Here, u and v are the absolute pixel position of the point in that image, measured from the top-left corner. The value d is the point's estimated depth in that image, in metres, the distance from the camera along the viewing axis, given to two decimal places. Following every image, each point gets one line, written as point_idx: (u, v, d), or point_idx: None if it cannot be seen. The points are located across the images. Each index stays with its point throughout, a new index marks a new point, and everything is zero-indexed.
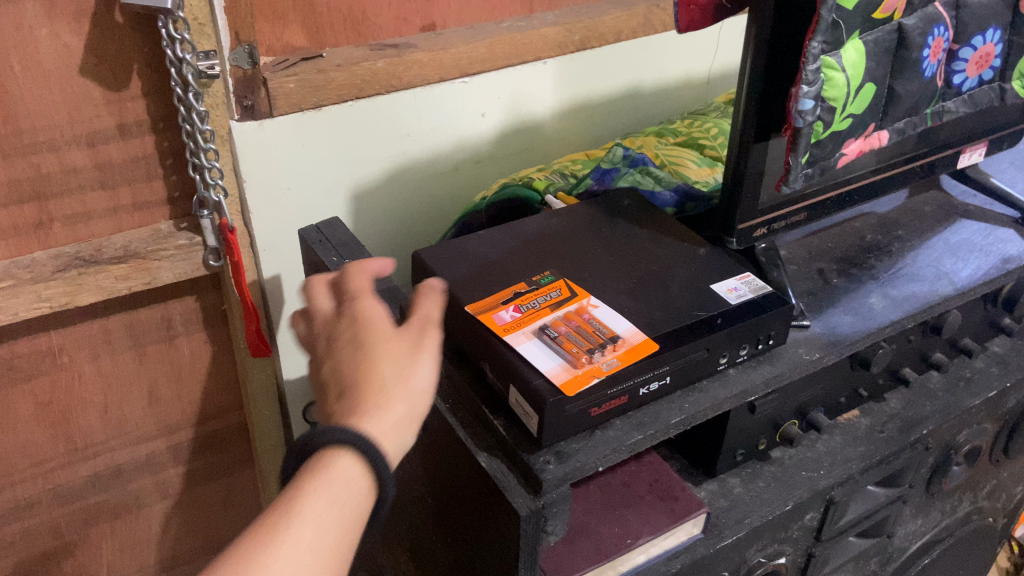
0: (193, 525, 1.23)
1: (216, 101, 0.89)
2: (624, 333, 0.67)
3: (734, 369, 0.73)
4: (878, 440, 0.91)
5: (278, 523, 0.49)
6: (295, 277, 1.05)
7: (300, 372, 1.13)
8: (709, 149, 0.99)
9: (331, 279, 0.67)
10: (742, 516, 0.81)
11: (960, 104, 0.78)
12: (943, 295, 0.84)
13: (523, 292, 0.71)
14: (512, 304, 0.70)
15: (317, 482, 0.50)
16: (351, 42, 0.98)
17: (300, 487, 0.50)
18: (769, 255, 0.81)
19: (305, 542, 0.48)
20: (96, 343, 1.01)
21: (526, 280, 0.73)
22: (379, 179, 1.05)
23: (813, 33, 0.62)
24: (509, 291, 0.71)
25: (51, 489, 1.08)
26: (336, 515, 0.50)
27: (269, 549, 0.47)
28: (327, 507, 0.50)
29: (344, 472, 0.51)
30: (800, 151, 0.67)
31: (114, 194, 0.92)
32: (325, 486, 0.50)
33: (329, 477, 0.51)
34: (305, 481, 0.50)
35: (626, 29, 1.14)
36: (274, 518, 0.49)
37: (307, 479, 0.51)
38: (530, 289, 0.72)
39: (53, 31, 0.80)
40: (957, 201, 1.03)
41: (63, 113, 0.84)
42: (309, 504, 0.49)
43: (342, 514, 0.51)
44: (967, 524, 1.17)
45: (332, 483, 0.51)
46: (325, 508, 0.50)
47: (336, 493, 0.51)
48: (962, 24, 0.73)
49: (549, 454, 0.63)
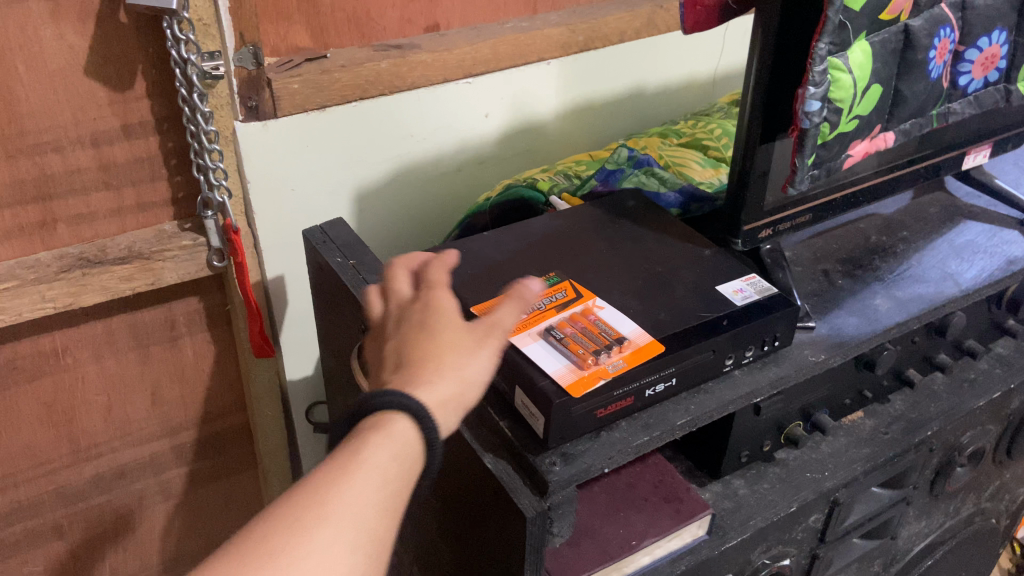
0: (195, 525, 1.23)
1: (221, 102, 0.89)
2: (631, 335, 0.67)
3: (740, 371, 0.73)
4: (882, 442, 0.91)
5: (332, 476, 0.46)
6: (299, 278, 1.05)
7: (304, 372, 1.13)
8: (713, 150, 0.99)
9: (417, 266, 0.65)
10: (746, 518, 0.81)
11: (965, 106, 0.78)
12: (949, 296, 0.84)
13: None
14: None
15: (372, 439, 0.48)
16: (355, 42, 0.98)
17: (355, 441, 0.48)
18: (774, 256, 0.81)
19: (359, 497, 0.46)
20: (100, 344, 1.01)
21: None
22: (383, 180, 1.05)
23: (820, 35, 0.62)
24: None
25: (54, 490, 1.08)
26: (390, 475, 0.48)
27: (322, 499, 0.45)
28: (383, 463, 0.47)
29: (400, 434, 0.49)
30: (806, 152, 0.67)
31: (118, 195, 0.92)
32: (381, 444, 0.48)
33: (386, 434, 0.49)
34: (361, 437, 0.48)
35: (630, 30, 1.14)
36: (329, 469, 0.47)
37: (363, 435, 0.48)
38: None
39: (58, 32, 0.80)
40: (961, 202, 1.03)
41: (67, 114, 0.84)
42: (362, 462, 0.47)
43: (396, 474, 0.48)
44: (970, 525, 1.17)
45: (387, 441, 0.48)
46: (381, 464, 0.47)
47: (391, 452, 0.48)
48: (968, 25, 0.73)
49: (555, 455, 0.63)
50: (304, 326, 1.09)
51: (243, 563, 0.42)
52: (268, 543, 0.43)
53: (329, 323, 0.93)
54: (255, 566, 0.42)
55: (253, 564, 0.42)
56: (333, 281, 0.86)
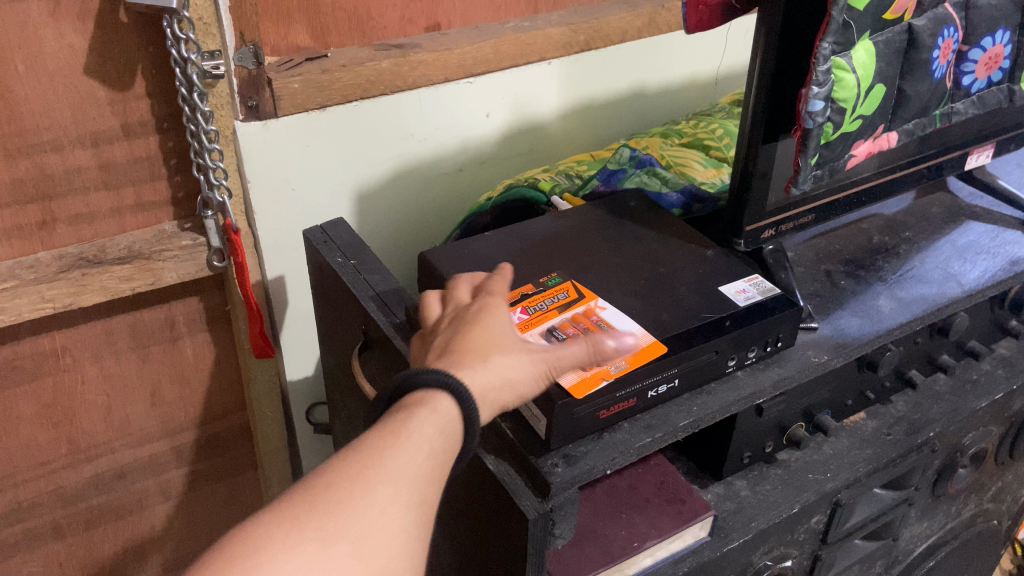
0: (195, 526, 1.22)
1: (221, 101, 0.88)
2: (633, 334, 0.67)
3: (742, 372, 0.73)
4: (884, 443, 0.90)
5: (382, 441, 0.50)
6: (300, 278, 1.05)
7: (304, 372, 1.13)
8: (714, 150, 0.99)
9: (481, 279, 0.68)
10: (748, 519, 0.80)
11: (969, 106, 0.78)
12: (951, 297, 0.84)
13: (530, 295, 0.71)
14: (520, 306, 0.69)
15: (418, 411, 0.51)
16: (356, 42, 0.98)
17: (402, 412, 0.52)
18: (776, 257, 0.81)
19: (407, 463, 0.49)
20: (99, 344, 1.01)
21: (533, 281, 0.73)
22: (383, 180, 1.05)
23: (823, 34, 0.62)
24: (517, 293, 0.71)
25: (53, 491, 1.08)
26: (435, 444, 0.51)
27: (374, 461, 0.49)
28: (429, 433, 0.51)
29: (444, 409, 0.52)
30: (809, 152, 0.67)
31: (118, 195, 0.92)
32: (426, 416, 0.51)
33: (432, 409, 0.52)
34: (407, 410, 0.52)
35: (631, 30, 1.14)
36: (378, 436, 0.50)
37: (410, 407, 0.52)
38: (537, 291, 0.71)
39: (57, 31, 0.79)
40: (963, 203, 1.03)
41: (67, 113, 0.84)
42: (409, 430, 0.50)
43: (440, 444, 0.51)
44: (972, 526, 1.17)
45: (431, 414, 0.52)
46: (427, 434, 0.51)
47: (435, 424, 0.51)
48: (972, 25, 0.73)
49: (557, 457, 0.63)
50: (304, 326, 1.09)
51: (302, 514, 0.45)
52: (325, 496, 0.46)
53: (329, 324, 0.93)
54: (324, 513, 0.45)
55: (312, 515, 0.45)
56: (334, 281, 0.85)
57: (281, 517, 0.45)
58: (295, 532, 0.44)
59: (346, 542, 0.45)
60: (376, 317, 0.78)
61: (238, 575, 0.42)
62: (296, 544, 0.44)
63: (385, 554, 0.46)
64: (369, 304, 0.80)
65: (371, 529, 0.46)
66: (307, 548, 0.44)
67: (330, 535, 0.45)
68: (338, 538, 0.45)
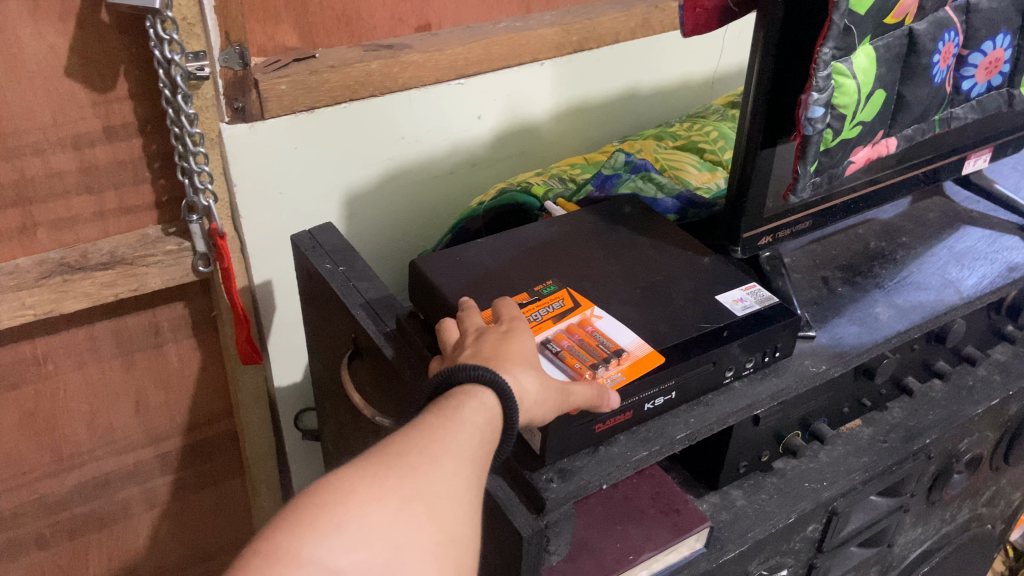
0: (182, 533, 1.20)
1: (205, 104, 0.86)
2: (629, 347, 0.65)
3: (741, 382, 0.72)
4: (880, 451, 0.89)
5: (439, 423, 0.49)
6: (287, 283, 1.03)
7: (293, 378, 1.11)
8: (709, 154, 0.98)
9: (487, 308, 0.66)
10: (744, 530, 0.79)
11: (968, 111, 0.77)
12: (949, 304, 0.83)
13: (524, 304, 0.69)
14: None
15: (468, 402, 0.51)
16: (345, 42, 0.96)
17: (452, 401, 0.51)
18: (773, 263, 0.80)
19: (467, 443, 0.49)
20: (83, 351, 0.99)
21: (528, 291, 0.71)
22: (373, 184, 1.03)
23: (824, 39, 0.60)
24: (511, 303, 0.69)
25: (36, 500, 1.06)
26: (485, 434, 0.51)
27: (437, 438, 0.48)
28: (480, 422, 0.50)
29: (490, 403, 0.52)
30: (808, 160, 0.66)
31: (100, 199, 0.89)
32: (475, 408, 0.51)
33: (480, 401, 0.51)
34: (457, 399, 0.51)
35: (625, 31, 1.12)
36: (434, 419, 0.50)
37: (459, 397, 0.51)
38: (531, 300, 0.70)
39: (37, 31, 0.77)
40: (960, 207, 1.02)
41: (48, 115, 0.82)
42: (462, 418, 0.50)
43: (489, 434, 0.51)
44: (966, 531, 1.16)
45: (480, 407, 0.51)
46: (479, 423, 0.50)
47: (485, 415, 0.51)
48: (972, 29, 0.72)
49: (552, 472, 0.62)
50: (293, 332, 1.07)
51: (381, 473, 0.45)
52: (399, 461, 0.46)
53: (319, 331, 0.91)
54: (397, 477, 0.45)
55: (388, 475, 0.45)
56: (322, 288, 0.83)
57: (360, 474, 0.45)
58: (377, 488, 0.44)
59: (422, 504, 0.45)
60: (364, 325, 0.77)
61: (327, 521, 0.42)
62: (377, 499, 0.44)
63: (454, 519, 0.46)
64: (358, 313, 0.78)
65: (442, 495, 0.46)
66: (387, 504, 0.44)
67: (407, 495, 0.45)
68: (413, 498, 0.45)
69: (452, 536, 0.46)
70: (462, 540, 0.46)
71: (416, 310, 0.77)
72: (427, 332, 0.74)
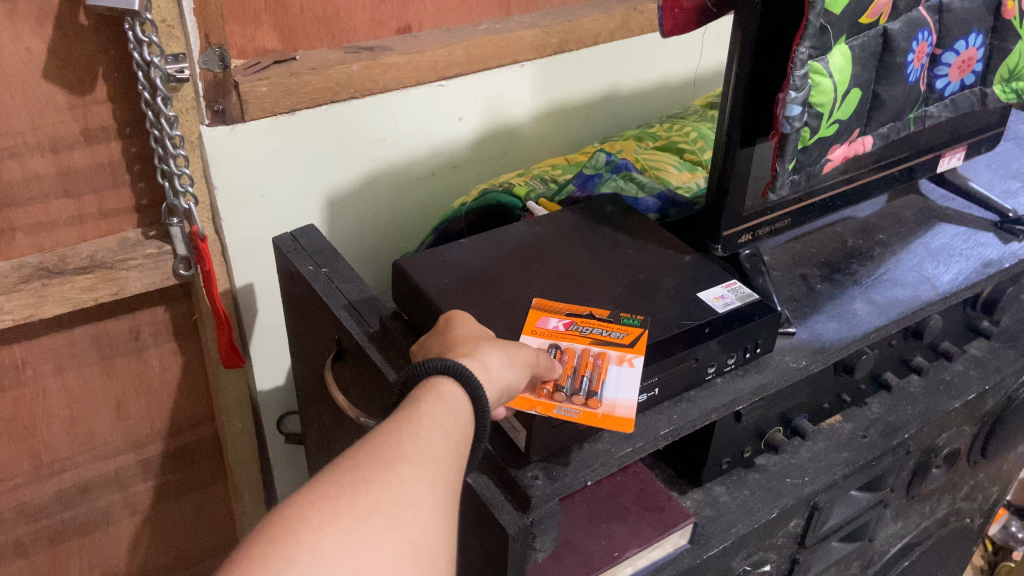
0: (164, 539, 1.19)
1: (185, 105, 0.86)
2: (608, 399, 0.61)
3: (722, 379, 0.73)
4: (860, 446, 0.90)
5: (397, 427, 0.49)
6: (269, 286, 1.02)
7: (276, 381, 1.11)
8: (688, 153, 0.99)
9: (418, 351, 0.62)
10: (727, 526, 0.80)
11: (942, 109, 0.78)
12: (926, 300, 0.84)
13: (596, 318, 0.68)
14: (569, 317, 0.68)
15: (425, 398, 0.51)
16: (325, 44, 0.96)
17: (412, 400, 0.51)
18: (753, 261, 0.81)
19: (427, 443, 0.48)
20: (62, 355, 0.98)
21: (613, 310, 0.69)
22: (354, 186, 1.03)
23: (801, 38, 0.61)
24: (586, 310, 0.69)
25: (16, 507, 1.04)
26: (448, 426, 0.50)
27: (394, 444, 0.47)
28: (439, 416, 0.50)
29: (449, 395, 0.52)
30: (787, 157, 0.67)
31: (79, 202, 0.89)
32: (434, 402, 0.51)
33: (438, 395, 0.51)
34: (415, 398, 0.51)
35: (604, 32, 1.13)
36: (390, 424, 0.49)
37: (418, 394, 0.51)
38: (606, 318, 0.68)
39: (14, 34, 0.76)
40: (936, 205, 1.04)
41: (26, 118, 0.81)
42: (422, 414, 0.50)
43: (454, 426, 0.51)
44: (945, 526, 1.18)
45: (439, 399, 0.51)
46: (438, 417, 0.50)
47: (445, 406, 0.51)
48: (945, 28, 0.73)
49: (537, 469, 0.63)
50: (275, 335, 1.07)
51: (334, 493, 0.43)
52: (354, 476, 0.45)
53: (301, 333, 0.91)
54: (350, 493, 0.43)
55: (341, 494, 0.43)
56: (304, 290, 0.83)
57: (308, 499, 0.43)
58: (330, 511, 0.42)
59: (380, 517, 0.43)
60: (347, 325, 0.76)
61: (279, 556, 0.39)
62: (332, 522, 0.42)
63: (419, 527, 0.44)
64: (341, 314, 0.78)
65: (402, 503, 0.44)
66: (343, 526, 0.42)
67: (364, 511, 0.43)
68: (371, 513, 0.43)
69: (419, 544, 0.44)
70: (429, 547, 0.45)
71: (399, 311, 0.78)
72: (410, 334, 0.75)
